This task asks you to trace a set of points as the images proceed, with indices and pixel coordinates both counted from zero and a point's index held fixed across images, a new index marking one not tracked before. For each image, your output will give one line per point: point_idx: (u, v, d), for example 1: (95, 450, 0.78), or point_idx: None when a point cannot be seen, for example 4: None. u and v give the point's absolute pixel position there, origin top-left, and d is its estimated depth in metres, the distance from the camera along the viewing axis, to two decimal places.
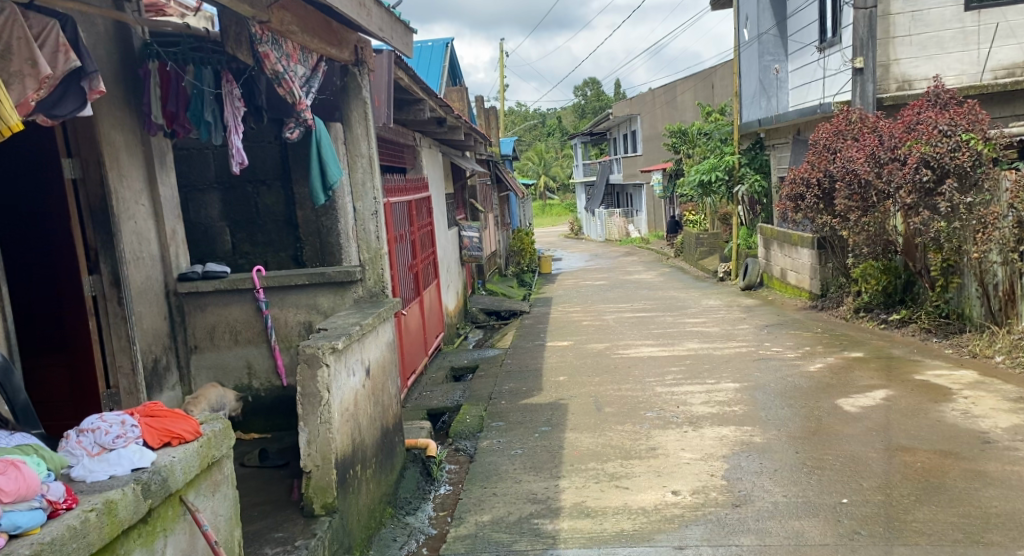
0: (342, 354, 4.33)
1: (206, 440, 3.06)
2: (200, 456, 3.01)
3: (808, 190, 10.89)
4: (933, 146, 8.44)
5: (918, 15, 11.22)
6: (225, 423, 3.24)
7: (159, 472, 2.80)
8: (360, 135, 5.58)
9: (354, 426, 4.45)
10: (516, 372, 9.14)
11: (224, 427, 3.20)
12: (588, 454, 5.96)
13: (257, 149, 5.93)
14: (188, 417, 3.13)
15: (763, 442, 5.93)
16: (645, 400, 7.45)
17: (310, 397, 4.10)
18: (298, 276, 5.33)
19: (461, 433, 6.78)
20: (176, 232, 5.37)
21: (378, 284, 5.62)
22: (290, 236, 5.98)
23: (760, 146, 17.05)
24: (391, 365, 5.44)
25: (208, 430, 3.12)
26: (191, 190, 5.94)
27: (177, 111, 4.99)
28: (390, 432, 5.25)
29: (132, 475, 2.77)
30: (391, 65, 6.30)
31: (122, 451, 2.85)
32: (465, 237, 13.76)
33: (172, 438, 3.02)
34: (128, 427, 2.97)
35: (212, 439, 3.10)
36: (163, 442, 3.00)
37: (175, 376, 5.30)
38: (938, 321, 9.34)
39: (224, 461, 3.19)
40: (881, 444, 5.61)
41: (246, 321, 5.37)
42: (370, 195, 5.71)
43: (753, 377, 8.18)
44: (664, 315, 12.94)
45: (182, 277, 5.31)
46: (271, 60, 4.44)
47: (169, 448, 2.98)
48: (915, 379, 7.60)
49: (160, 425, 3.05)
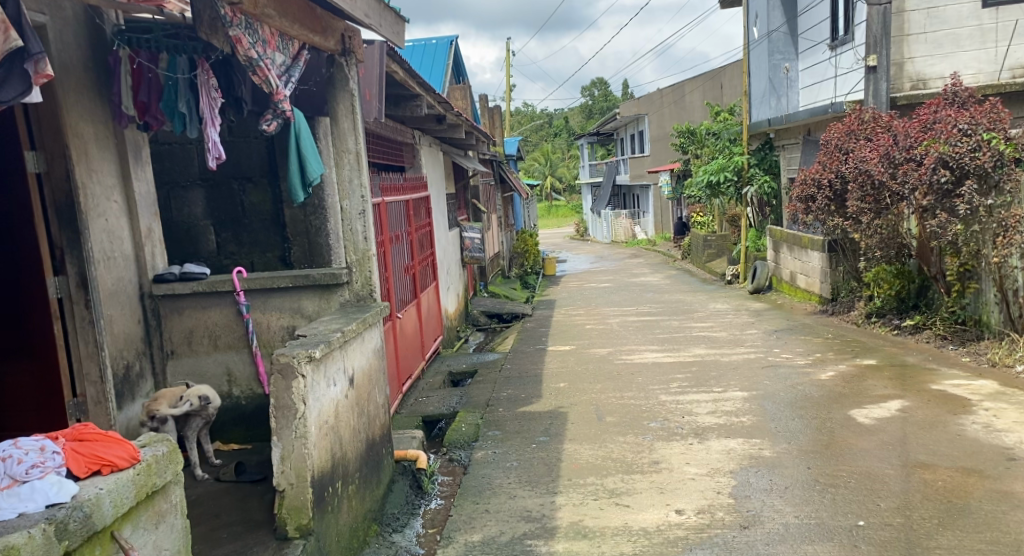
0: (321, 363, 4.02)
1: (143, 466, 2.82)
2: (136, 484, 2.78)
3: (819, 192, 10.56)
4: (952, 146, 8.11)
5: (934, 13, 10.87)
6: (170, 446, 2.99)
7: (80, 509, 2.57)
8: (347, 130, 5.23)
9: (334, 440, 4.15)
10: (515, 378, 8.82)
11: (168, 451, 2.96)
12: (587, 467, 5.65)
13: (241, 145, 5.64)
14: (126, 441, 2.90)
15: (773, 456, 5.61)
16: (649, 409, 7.13)
17: (284, 409, 3.79)
18: (281, 277, 5.05)
19: (456, 442, 6.48)
20: (153, 231, 5.07)
21: (366, 287, 5.26)
22: (277, 236, 5.70)
23: (770, 147, 16.68)
24: (379, 374, 5.13)
25: (148, 454, 2.88)
26: (173, 187, 5.64)
27: (149, 102, 4.75)
28: (377, 444, 4.95)
29: (44, 513, 2.53)
30: (383, 57, 5.96)
31: (37, 484, 2.62)
32: (466, 237, 13.46)
33: (102, 464, 2.78)
34: (48, 455, 2.76)
35: (152, 465, 2.86)
36: (91, 470, 2.77)
37: (149, 383, 5.00)
38: (955, 328, 9.00)
39: (171, 486, 2.96)
40: (898, 460, 5.27)
41: (226, 325, 5.08)
42: (357, 194, 5.32)
43: (762, 386, 7.84)
44: (670, 318, 12.63)
45: (158, 279, 4.99)
46: (243, 45, 4.13)
47: (98, 477, 2.74)
48: (932, 388, 7.26)
49: (87, 450, 2.83)
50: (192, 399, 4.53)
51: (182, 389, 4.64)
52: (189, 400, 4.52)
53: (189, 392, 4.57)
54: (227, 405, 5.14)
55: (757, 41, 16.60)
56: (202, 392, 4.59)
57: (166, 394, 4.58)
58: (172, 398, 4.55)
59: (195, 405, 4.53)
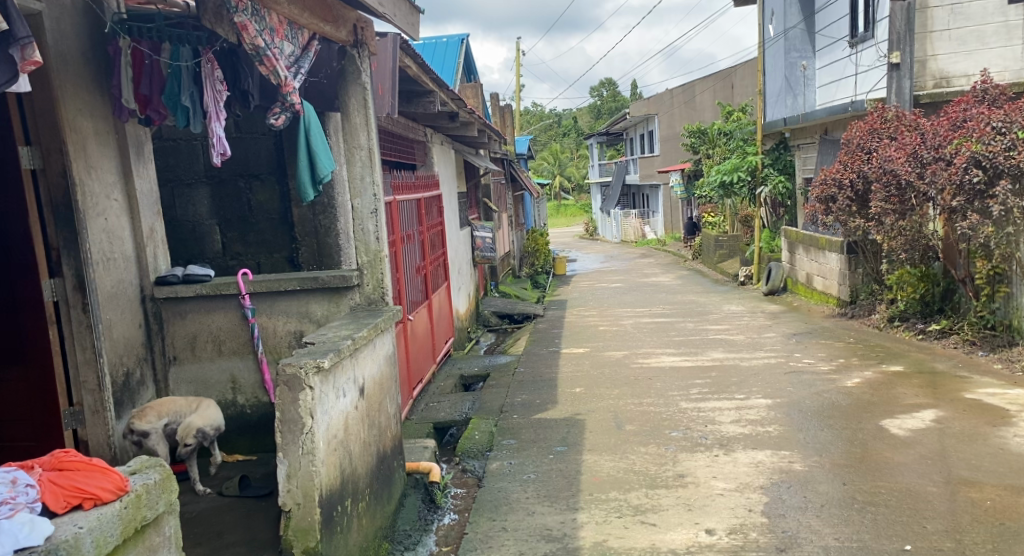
0: (330, 374, 3.75)
1: (132, 499, 2.68)
2: (123, 518, 2.64)
3: (840, 192, 10.25)
4: (985, 145, 7.80)
5: (958, 8, 10.56)
6: (162, 473, 2.87)
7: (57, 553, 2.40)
8: (359, 125, 4.96)
9: (343, 455, 3.88)
10: (529, 383, 8.56)
11: (160, 479, 2.84)
12: (609, 481, 5.37)
13: (249, 141, 5.39)
14: (113, 470, 2.75)
15: (805, 470, 5.33)
16: (669, 418, 6.85)
17: (290, 424, 3.52)
18: (288, 280, 4.79)
19: (469, 452, 6.21)
20: (156, 230, 4.81)
21: (377, 290, 4.96)
22: (286, 236, 5.44)
23: (785, 146, 16.31)
24: (391, 382, 4.88)
25: (137, 484, 2.75)
26: (178, 185, 5.41)
27: (151, 95, 4.47)
28: (388, 456, 4.68)
29: None
30: (396, 50, 5.67)
31: (6, 524, 2.40)
32: (478, 237, 13.21)
33: (84, 498, 2.63)
34: (20, 489, 2.56)
35: (141, 495, 2.73)
36: (71, 505, 2.61)
37: (151, 390, 4.73)
38: (983, 334, 8.68)
39: (164, 517, 2.85)
40: (940, 477, 5.04)
41: (232, 330, 4.83)
42: (369, 192, 5.03)
43: (786, 393, 7.56)
44: (685, 320, 12.34)
45: (160, 281, 4.74)
46: (249, 33, 3.88)
47: (78, 513, 2.59)
48: (966, 398, 6.95)
49: (67, 481, 2.66)
50: (188, 441, 4.34)
51: (174, 409, 4.37)
52: (185, 442, 4.32)
53: (182, 425, 4.35)
54: (232, 414, 4.89)
55: (773, 39, 16.28)
56: (196, 426, 4.37)
57: (154, 407, 4.32)
58: (158, 413, 4.30)
59: (191, 446, 4.35)
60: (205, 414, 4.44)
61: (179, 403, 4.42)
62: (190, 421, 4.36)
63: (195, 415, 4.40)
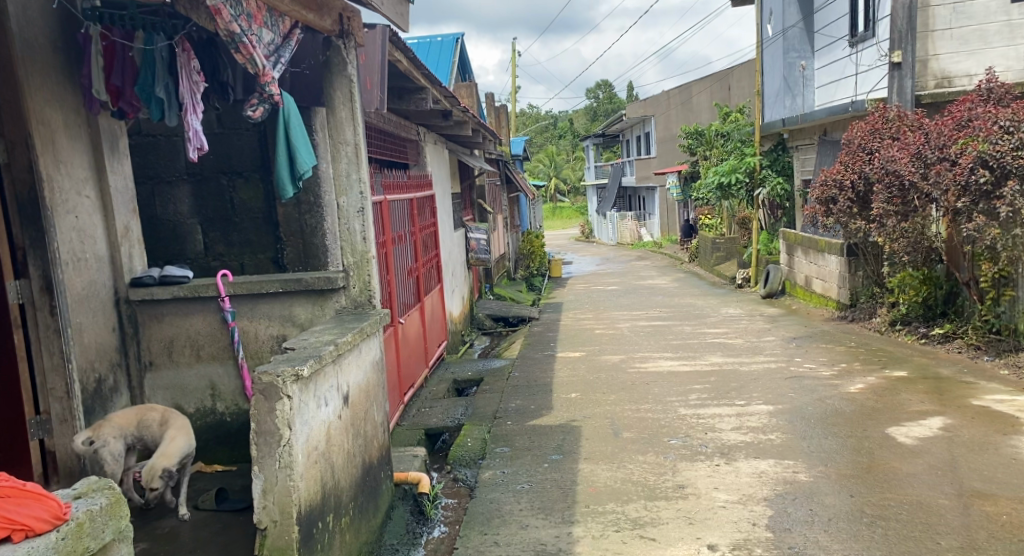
0: (310, 382, 3.51)
1: (71, 528, 2.59)
2: (58, 550, 2.54)
3: (841, 193, 10.02)
4: (992, 144, 7.62)
5: (960, 7, 10.38)
6: (110, 498, 2.77)
7: None
8: (345, 120, 4.74)
9: (325, 468, 3.64)
10: (524, 388, 8.33)
11: (107, 505, 2.73)
12: (606, 492, 5.15)
13: (233, 137, 5.18)
14: (49, 496, 2.62)
15: (809, 481, 5.12)
16: (668, 425, 6.63)
17: (266, 436, 3.29)
18: (270, 282, 4.57)
19: (461, 459, 6.00)
20: (131, 229, 4.57)
21: (364, 293, 4.75)
22: (271, 235, 5.19)
23: (783, 148, 16.13)
24: (378, 389, 4.64)
25: (80, 511, 2.65)
26: (159, 183, 5.21)
27: (123, 86, 4.21)
28: (374, 467, 4.45)
29: None
30: (385, 42, 5.45)
31: None
32: (472, 238, 12.96)
33: (13, 529, 2.50)
34: None
35: (83, 523, 2.63)
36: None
37: (125, 397, 4.50)
38: (988, 338, 8.48)
39: (112, 544, 2.76)
40: (951, 488, 4.86)
41: (211, 334, 4.60)
42: (355, 190, 4.81)
43: (788, 399, 7.34)
44: (682, 324, 12.11)
45: (135, 282, 4.49)
46: (223, 18, 3.62)
47: (7, 546, 2.47)
48: (974, 404, 6.75)
49: None
50: (154, 482, 3.94)
51: (139, 432, 4.10)
52: (151, 484, 3.94)
53: (149, 466, 3.95)
54: (210, 422, 4.65)
55: (772, 39, 16.07)
56: (164, 467, 3.95)
57: (117, 420, 4.04)
58: (117, 430, 4.00)
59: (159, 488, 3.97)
60: (172, 446, 4.00)
61: (150, 428, 4.13)
62: (157, 460, 3.95)
63: (164, 450, 3.98)
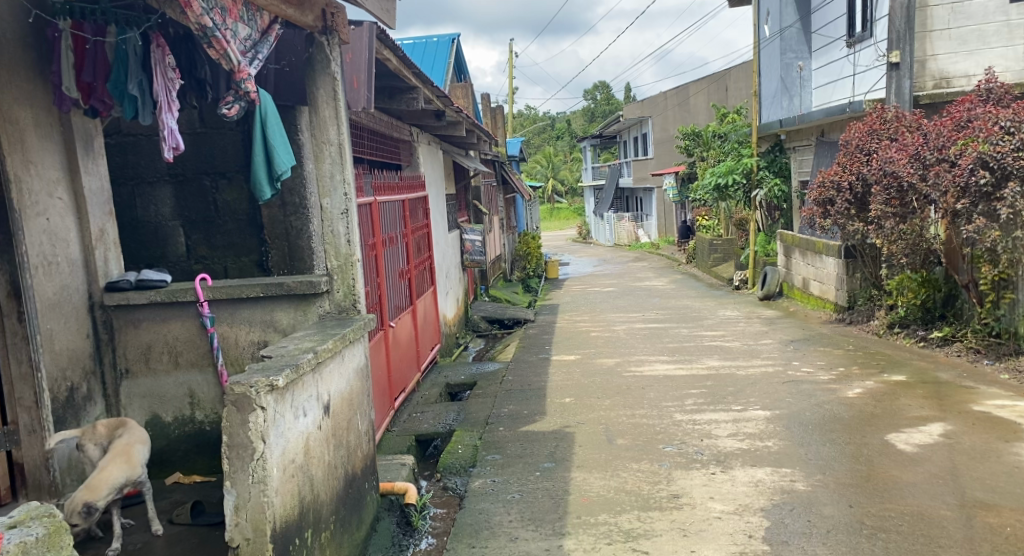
0: (285, 392, 3.37)
1: None
2: None
3: (838, 194, 9.88)
4: (992, 145, 7.49)
5: (959, 7, 10.26)
6: (48, 528, 2.82)
7: None
8: (328, 119, 4.59)
9: (303, 481, 3.50)
10: (517, 392, 8.18)
11: (43, 535, 2.78)
12: (598, 503, 5.01)
13: (215, 137, 5.03)
14: None
15: (807, 490, 4.99)
16: (663, 431, 6.49)
17: (238, 449, 3.15)
18: (250, 287, 4.42)
19: (450, 467, 5.86)
20: (107, 231, 4.43)
21: (348, 298, 4.62)
22: (254, 238, 5.04)
23: (780, 149, 16.01)
24: (362, 397, 4.49)
25: (11, 544, 2.68)
26: (140, 184, 5.06)
27: (95, 82, 4.06)
28: (358, 477, 4.31)
29: None
30: (372, 40, 5.31)
31: None
32: (467, 240, 12.81)
33: None
34: None
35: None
36: None
37: (99, 406, 4.37)
38: (988, 342, 8.35)
39: None
40: (953, 499, 4.73)
41: (189, 340, 4.45)
42: (339, 191, 4.68)
43: (785, 404, 7.20)
44: (679, 326, 11.96)
45: (110, 287, 4.35)
46: (193, 11, 3.47)
47: None
48: (974, 410, 6.62)
49: None
50: (74, 518, 3.61)
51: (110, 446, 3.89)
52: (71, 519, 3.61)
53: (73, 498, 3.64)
54: (189, 431, 4.51)
55: (769, 39, 15.94)
56: (85, 501, 3.62)
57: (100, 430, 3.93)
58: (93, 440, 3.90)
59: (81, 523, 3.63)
60: (102, 478, 3.67)
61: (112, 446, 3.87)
62: (80, 494, 3.63)
63: (91, 482, 3.66)
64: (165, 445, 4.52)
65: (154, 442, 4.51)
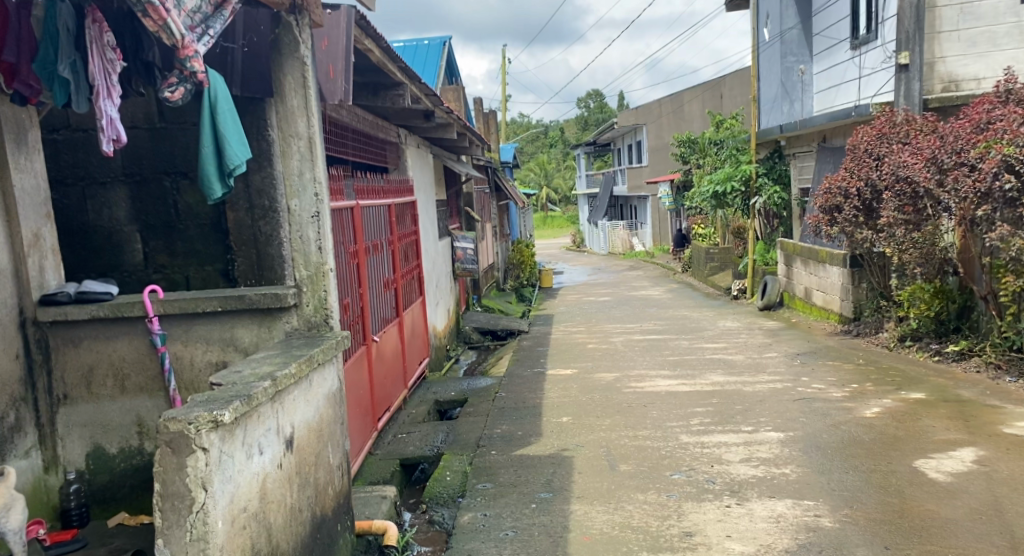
0: (232, 429, 2.89)
1: None
2: None
3: (846, 201, 9.37)
4: (1018, 146, 6.91)
5: (968, 8, 9.76)
6: None
7: None
8: (296, 109, 4.07)
9: (256, 532, 3.02)
10: (510, 411, 7.62)
11: None
12: (601, 542, 4.46)
13: (176, 133, 4.51)
14: None
15: (835, 528, 4.46)
16: (670, 456, 5.94)
17: (173, 499, 2.74)
18: (207, 300, 3.87)
19: (437, 498, 5.31)
20: (44, 237, 3.93)
21: (319, 312, 4.08)
22: (219, 245, 4.51)
23: (779, 155, 15.61)
24: (336, 427, 3.96)
25: None
26: (91, 184, 4.51)
27: (19, 63, 3.55)
28: (328, 519, 3.76)
29: None
30: (351, 26, 4.77)
31: None
32: (458, 248, 12.23)
33: None
34: None
35: None
36: None
37: (31, 439, 3.81)
38: (1009, 357, 7.83)
39: None
40: (1002, 540, 4.22)
41: (137, 361, 3.91)
42: (309, 191, 4.12)
43: (798, 425, 6.67)
44: (679, 338, 11.42)
45: (46, 300, 3.83)
46: None
47: None
48: (1006, 433, 6.09)
49: None
50: None
51: None
52: None
53: None
54: (137, 464, 3.99)
55: (768, 43, 15.49)
56: None
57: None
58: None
59: None
60: None
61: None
62: None
63: None
64: (108, 481, 3.99)
65: (97, 477, 3.98)
